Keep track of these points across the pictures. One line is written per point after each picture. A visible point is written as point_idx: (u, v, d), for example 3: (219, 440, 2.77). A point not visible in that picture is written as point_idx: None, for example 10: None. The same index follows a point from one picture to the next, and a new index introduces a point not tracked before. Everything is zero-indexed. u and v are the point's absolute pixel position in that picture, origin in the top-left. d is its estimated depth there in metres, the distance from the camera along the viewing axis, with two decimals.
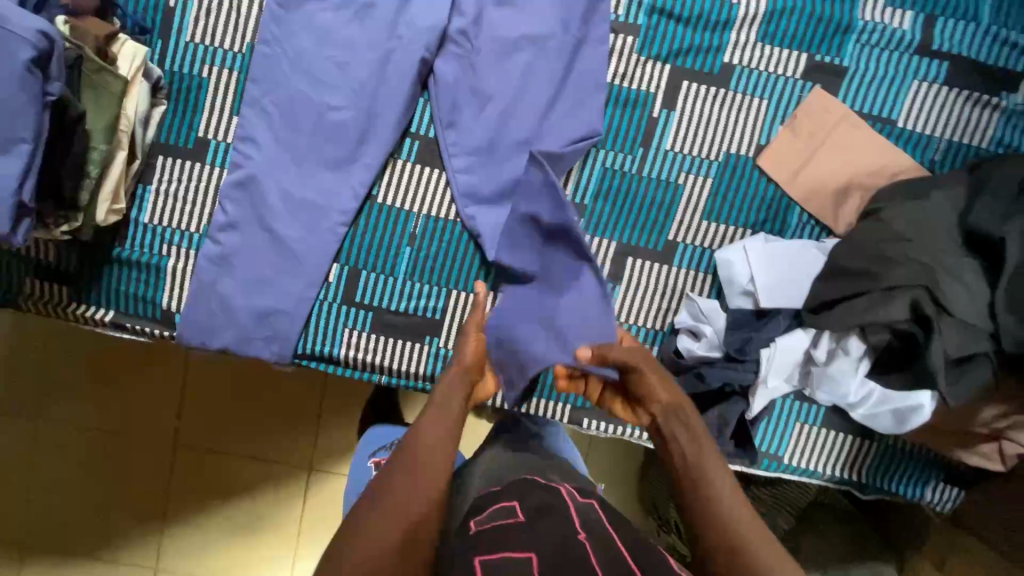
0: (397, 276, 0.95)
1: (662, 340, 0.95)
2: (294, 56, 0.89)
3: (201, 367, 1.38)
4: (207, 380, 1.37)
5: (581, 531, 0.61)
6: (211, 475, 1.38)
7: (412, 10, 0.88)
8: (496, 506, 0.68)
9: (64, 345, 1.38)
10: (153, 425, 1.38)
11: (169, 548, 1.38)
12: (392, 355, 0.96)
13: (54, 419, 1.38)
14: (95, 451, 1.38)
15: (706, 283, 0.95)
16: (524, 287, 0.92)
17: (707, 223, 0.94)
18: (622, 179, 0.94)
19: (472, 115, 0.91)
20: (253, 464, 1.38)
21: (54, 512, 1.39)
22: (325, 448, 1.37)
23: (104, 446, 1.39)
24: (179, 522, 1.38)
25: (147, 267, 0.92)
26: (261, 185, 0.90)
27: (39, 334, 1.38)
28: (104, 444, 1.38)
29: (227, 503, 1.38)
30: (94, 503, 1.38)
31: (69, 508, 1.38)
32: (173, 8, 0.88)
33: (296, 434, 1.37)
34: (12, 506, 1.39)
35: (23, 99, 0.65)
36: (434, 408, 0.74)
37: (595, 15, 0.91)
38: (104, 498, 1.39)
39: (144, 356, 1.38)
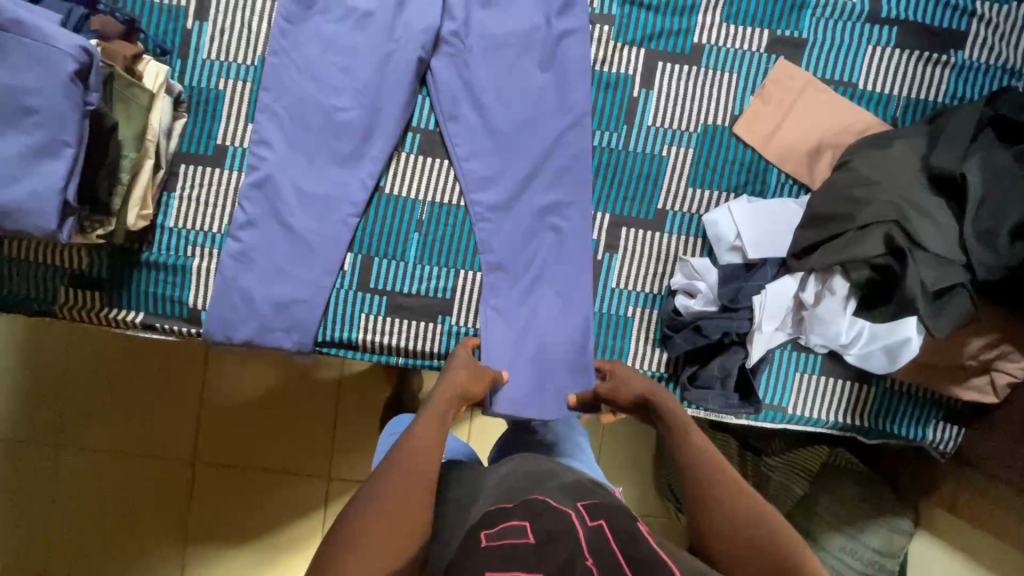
0: (407, 261, 1.01)
1: (661, 303, 1.01)
2: (302, 65, 0.97)
3: (217, 382, 1.41)
4: (225, 394, 1.40)
5: (589, 556, 0.57)
6: (232, 491, 1.40)
7: (407, 15, 0.97)
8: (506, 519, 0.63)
9: (81, 368, 1.40)
10: (172, 445, 1.40)
11: (193, 566, 1.39)
12: (408, 336, 1.01)
13: (74, 444, 1.39)
14: (116, 475, 1.40)
15: (697, 246, 1.02)
16: (523, 262, 1.01)
17: (692, 189, 1.02)
18: (610, 156, 1.02)
19: (469, 107, 1.00)
20: (273, 476, 1.40)
21: (76, 540, 1.39)
22: (344, 454, 1.41)
23: (124, 469, 1.40)
24: (202, 540, 1.40)
25: (174, 268, 0.98)
26: (277, 183, 0.98)
27: (57, 359, 1.40)
28: (124, 467, 1.40)
29: (250, 518, 1.40)
30: (117, 527, 1.39)
31: (92, 534, 1.39)
32: (190, 30, 0.97)
33: (314, 443, 1.41)
34: (35, 536, 1.39)
35: (68, 107, 0.73)
36: (426, 416, 0.76)
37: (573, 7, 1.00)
38: (125, 522, 1.40)
39: (160, 374, 1.40)
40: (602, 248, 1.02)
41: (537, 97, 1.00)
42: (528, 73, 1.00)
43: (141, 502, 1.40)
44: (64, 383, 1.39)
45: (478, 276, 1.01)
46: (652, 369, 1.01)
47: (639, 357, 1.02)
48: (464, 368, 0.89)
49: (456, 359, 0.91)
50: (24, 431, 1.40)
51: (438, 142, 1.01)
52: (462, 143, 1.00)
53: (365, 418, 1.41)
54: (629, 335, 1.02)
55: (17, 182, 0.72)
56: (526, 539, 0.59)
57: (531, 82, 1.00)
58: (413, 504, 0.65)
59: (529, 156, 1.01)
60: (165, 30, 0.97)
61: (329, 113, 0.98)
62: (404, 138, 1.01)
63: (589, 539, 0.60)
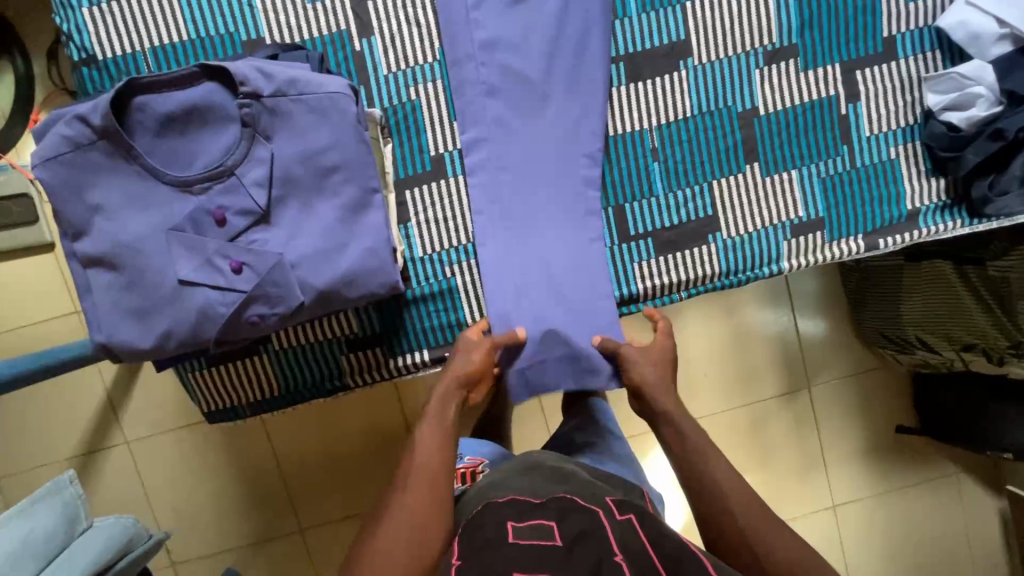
0: (657, 194, 0.96)
1: (919, 133, 0.96)
2: (484, 42, 0.91)
3: (296, 418, 1.66)
4: (301, 428, 1.67)
5: (558, 539, 0.67)
6: (388, 436, 1.67)
7: None
8: (534, 520, 0.70)
9: (268, 439, 1.66)
10: (336, 445, 1.68)
11: None
12: (685, 268, 0.97)
13: (312, 472, 1.68)
14: (314, 466, 1.68)
15: (938, 59, 0.95)
16: (644, 207, 0.96)
17: (914, 3, 0.94)
18: (820, 3, 0.94)
19: (657, 17, 0.93)
20: (379, 425, 1.67)
21: (341, 481, 1.68)
22: (410, 394, 1.66)
23: (306, 461, 1.68)
24: None
25: (441, 294, 0.95)
26: (501, 168, 0.93)
27: (254, 456, 1.67)
28: (305, 460, 1.68)
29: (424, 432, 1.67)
30: (359, 460, 1.68)
31: (356, 473, 1.68)
32: (361, 52, 0.90)
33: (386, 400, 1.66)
34: (341, 505, 1.69)
35: (365, 154, 0.68)
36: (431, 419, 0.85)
37: None
38: (353, 466, 1.68)
39: (271, 435, 1.66)
40: (844, 102, 0.96)
41: (656, 42, 0.94)
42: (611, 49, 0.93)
43: (346, 453, 1.68)
44: (266, 462, 1.67)
45: (748, 171, 0.96)
46: (935, 200, 0.98)
47: (917, 193, 0.98)
48: (450, 393, 0.88)
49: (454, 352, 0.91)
50: (280, 478, 1.68)
51: (643, 61, 0.94)
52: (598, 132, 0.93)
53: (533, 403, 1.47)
54: (900, 177, 0.97)
55: (345, 249, 0.69)
56: (554, 541, 0.67)
57: (639, 50, 0.94)
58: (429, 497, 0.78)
59: (680, 92, 0.95)
60: (335, 61, 0.91)
61: (528, 75, 0.91)
62: (501, 488, 0.81)
63: (618, 536, 0.68)
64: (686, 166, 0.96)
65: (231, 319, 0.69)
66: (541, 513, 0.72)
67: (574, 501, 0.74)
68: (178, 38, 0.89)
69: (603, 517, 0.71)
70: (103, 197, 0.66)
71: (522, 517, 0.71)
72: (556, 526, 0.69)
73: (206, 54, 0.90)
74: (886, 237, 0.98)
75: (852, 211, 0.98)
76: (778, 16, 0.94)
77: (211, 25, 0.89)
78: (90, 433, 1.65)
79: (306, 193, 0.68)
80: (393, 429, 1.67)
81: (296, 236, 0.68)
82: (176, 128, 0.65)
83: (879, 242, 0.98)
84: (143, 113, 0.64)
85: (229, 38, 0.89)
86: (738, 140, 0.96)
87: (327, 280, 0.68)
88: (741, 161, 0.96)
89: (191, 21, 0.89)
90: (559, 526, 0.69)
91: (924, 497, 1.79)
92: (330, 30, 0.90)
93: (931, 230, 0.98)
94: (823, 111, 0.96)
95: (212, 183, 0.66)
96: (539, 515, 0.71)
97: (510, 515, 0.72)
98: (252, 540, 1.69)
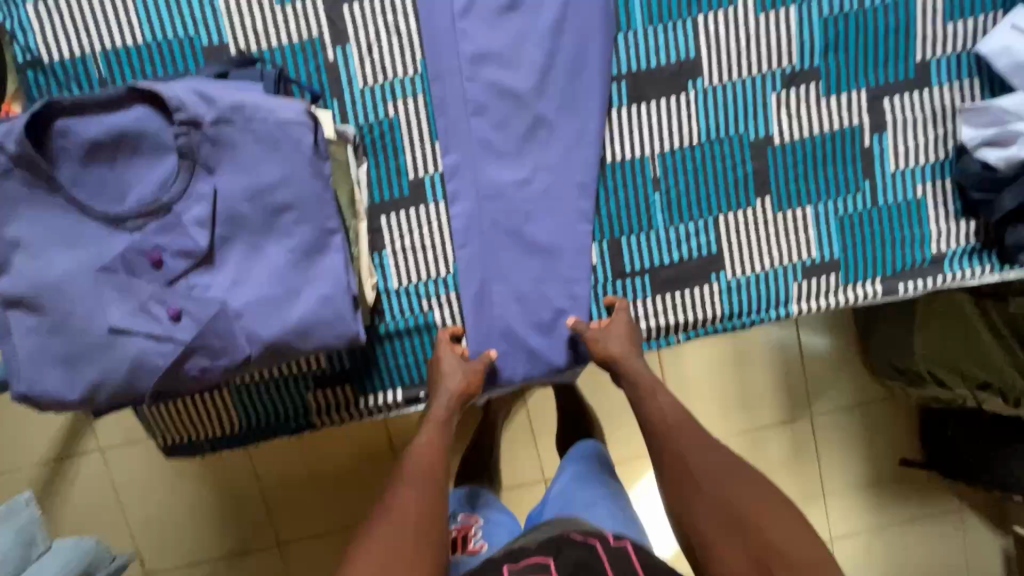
0: (657, 228, 0.88)
1: (950, 169, 0.87)
2: (471, 55, 0.82)
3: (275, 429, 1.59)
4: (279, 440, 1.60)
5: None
6: (371, 450, 1.61)
7: None
8: (530, 558, 0.68)
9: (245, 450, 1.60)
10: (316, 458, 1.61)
11: None
12: (684, 309, 0.89)
13: (291, 485, 1.62)
14: (293, 479, 1.62)
15: (976, 88, 0.86)
16: (643, 242, 0.88)
17: (952, 25, 0.84)
18: (846, 22, 0.84)
19: (664, 33, 0.84)
20: (361, 439, 1.60)
21: (321, 495, 1.62)
22: None
23: (285, 473, 1.62)
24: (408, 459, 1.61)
25: (416, 329, 0.88)
26: (487, 195, 0.84)
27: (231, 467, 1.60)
28: (284, 472, 1.62)
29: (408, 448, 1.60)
30: (340, 474, 1.61)
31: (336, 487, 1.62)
32: (335, 62, 0.82)
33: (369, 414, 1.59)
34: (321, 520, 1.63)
35: (323, 191, 0.60)
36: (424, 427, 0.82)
37: None
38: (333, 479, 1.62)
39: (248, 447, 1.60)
40: (868, 133, 0.87)
41: (663, 59, 0.85)
42: (609, 66, 0.84)
43: (325, 466, 1.61)
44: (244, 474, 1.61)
45: (758, 206, 0.88)
46: (964, 244, 0.89)
47: (944, 236, 0.89)
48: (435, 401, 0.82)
49: (439, 368, 0.83)
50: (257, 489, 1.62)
51: (647, 80, 0.85)
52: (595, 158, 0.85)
53: (523, 427, 1.40)
54: (926, 218, 0.88)
55: (298, 297, 0.61)
56: None
57: (644, 68, 0.85)
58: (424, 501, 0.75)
59: (687, 117, 0.86)
60: (306, 72, 0.82)
61: (521, 91, 0.82)
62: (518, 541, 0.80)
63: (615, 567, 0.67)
64: (690, 198, 0.87)
65: (169, 371, 0.61)
66: (536, 549, 0.70)
67: (572, 535, 0.73)
68: (132, 42, 0.80)
69: (598, 548, 0.70)
70: (23, 231, 0.58)
71: (518, 558, 0.69)
72: (552, 560, 0.68)
73: (163, 59, 0.81)
74: (906, 281, 0.89)
75: (871, 253, 0.89)
76: (800, 34, 0.85)
77: (169, 28, 0.80)
78: (61, 440, 1.59)
79: (254, 233, 0.59)
80: (375, 444, 1.60)
81: (243, 280, 0.60)
82: (105, 156, 0.57)
83: (897, 287, 0.89)
84: (65, 137, 0.56)
85: (188, 43, 0.81)
86: (750, 171, 0.87)
87: (278, 331, 0.60)
88: (751, 194, 0.87)
89: (147, 24, 0.80)
90: (555, 560, 0.68)
91: (926, 533, 1.72)
92: (301, 37, 0.81)
93: (955, 275, 0.89)
94: (844, 142, 0.87)
95: (147, 220, 0.58)
96: (532, 552, 0.69)
97: (505, 556, 0.70)
98: (230, 553, 1.63)
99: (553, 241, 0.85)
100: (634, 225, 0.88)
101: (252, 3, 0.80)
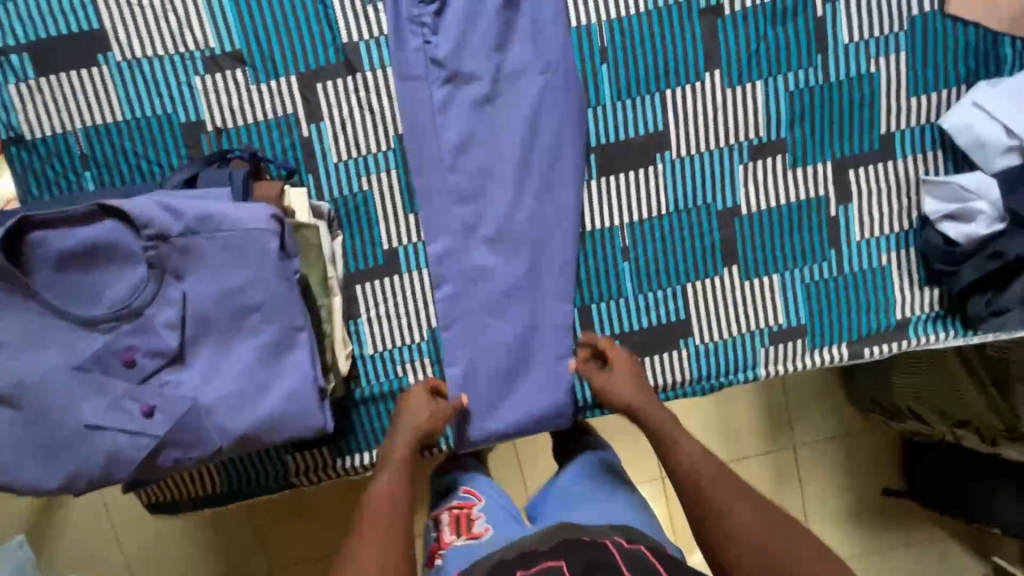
0: (627, 296, 0.90)
1: (915, 239, 0.89)
2: (452, 146, 0.85)
3: None
4: None
5: None
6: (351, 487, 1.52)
7: (533, 45, 0.83)
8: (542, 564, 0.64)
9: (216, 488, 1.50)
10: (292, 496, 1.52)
11: None
12: (654, 374, 0.91)
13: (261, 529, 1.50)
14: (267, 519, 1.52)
15: (940, 160, 0.87)
16: (613, 308, 0.90)
17: (915, 99, 0.86)
18: (813, 95, 0.86)
19: (633, 107, 0.86)
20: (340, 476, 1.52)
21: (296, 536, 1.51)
22: None
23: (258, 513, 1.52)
24: None
25: (392, 393, 0.90)
26: (468, 278, 0.87)
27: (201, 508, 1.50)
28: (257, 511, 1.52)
29: None
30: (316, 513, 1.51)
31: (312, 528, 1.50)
32: (309, 137, 0.83)
33: None
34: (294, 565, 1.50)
35: (290, 292, 0.62)
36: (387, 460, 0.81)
37: None
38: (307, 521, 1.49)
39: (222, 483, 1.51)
40: (834, 203, 0.88)
41: (632, 132, 0.86)
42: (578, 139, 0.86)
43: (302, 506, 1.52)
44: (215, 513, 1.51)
45: (726, 274, 0.90)
46: (928, 311, 0.91)
47: (908, 303, 0.91)
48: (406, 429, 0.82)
49: (412, 407, 0.83)
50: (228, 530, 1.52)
51: (616, 153, 0.87)
52: (565, 230, 0.87)
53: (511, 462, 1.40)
54: (891, 285, 0.90)
55: (268, 392, 0.63)
56: None
57: (613, 141, 0.87)
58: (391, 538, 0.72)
59: (656, 188, 0.88)
60: (281, 147, 0.84)
61: (502, 179, 0.86)
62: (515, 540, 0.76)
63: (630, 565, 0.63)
64: (659, 266, 0.89)
65: (143, 463, 0.63)
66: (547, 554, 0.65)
67: (579, 537, 0.69)
68: (111, 119, 0.82)
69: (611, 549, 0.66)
70: None
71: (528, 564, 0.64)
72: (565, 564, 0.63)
73: (141, 135, 0.83)
74: (871, 346, 0.91)
75: (838, 318, 0.91)
76: (766, 107, 0.86)
77: (148, 105, 0.82)
78: None
79: (224, 333, 0.62)
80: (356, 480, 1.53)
81: (213, 377, 0.62)
82: (78, 263, 0.59)
83: (863, 351, 0.91)
84: (38, 246, 0.58)
85: (166, 120, 0.82)
86: (718, 240, 0.89)
87: (247, 426, 0.63)
88: (719, 262, 0.89)
89: (126, 101, 0.82)
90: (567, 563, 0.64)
91: (908, 562, 1.74)
92: (276, 114, 0.83)
93: (920, 339, 0.91)
94: (811, 212, 0.88)
95: (120, 323, 0.60)
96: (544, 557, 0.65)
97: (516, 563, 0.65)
98: None
99: (524, 310, 0.87)
100: (604, 293, 0.90)
101: (229, 82, 0.82)
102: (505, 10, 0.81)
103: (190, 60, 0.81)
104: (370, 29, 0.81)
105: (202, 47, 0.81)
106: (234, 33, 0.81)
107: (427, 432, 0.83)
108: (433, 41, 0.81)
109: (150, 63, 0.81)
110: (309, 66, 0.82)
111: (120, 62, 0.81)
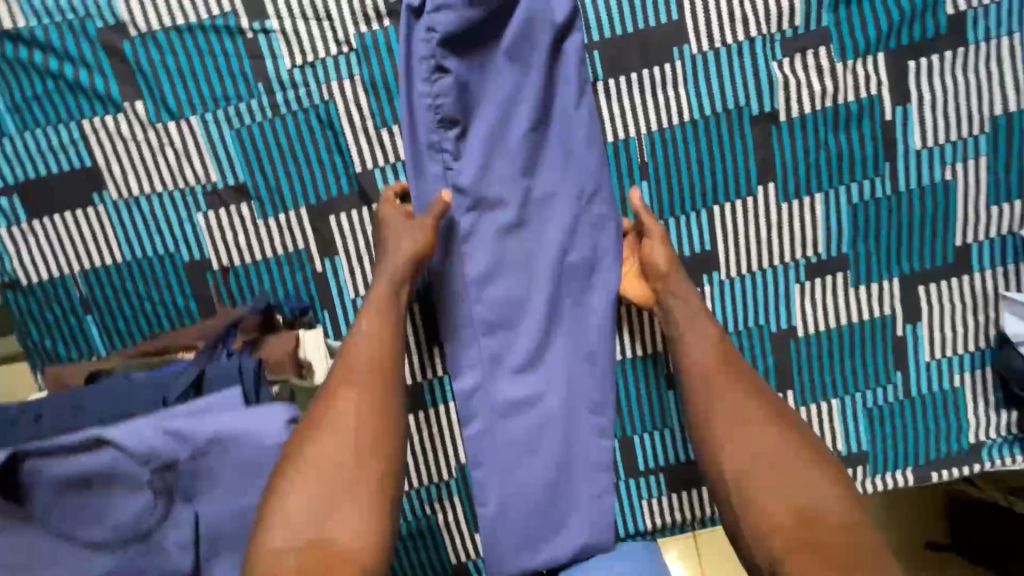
0: (671, 425, 0.83)
1: (992, 358, 0.80)
2: (479, 276, 0.76)
3: None
4: None
5: None
6: None
7: (564, 169, 0.75)
8: None
9: None
10: None
11: None
12: (699, 505, 0.84)
13: None
14: None
15: (1021, 274, 0.78)
16: (655, 438, 0.83)
17: (996, 207, 0.76)
18: (879, 206, 0.77)
19: (676, 226, 0.77)
20: None
21: None
22: None
23: None
24: None
25: (420, 532, 0.85)
26: (500, 415, 0.79)
27: None
28: None
29: None
30: None
31: None
32: (322, 272, 0.76)
33: None
34: None
35: None
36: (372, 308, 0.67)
37: (757, 50, 0.73)
38: None
39: None
40: (901, 322, 0.80)
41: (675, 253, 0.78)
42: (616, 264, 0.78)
43: None
44: None
45: (780, 400, 0.82)
46: (1004, 434, 0.82)
47: (982, 426, 0.82)
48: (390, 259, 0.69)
49: (388, 232, 0.70)
50: None
51: None
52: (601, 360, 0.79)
53: None
54: (963, 408, 0.82)
55: None
56: None
57: None
58: (365, 443, 0.58)
59: None
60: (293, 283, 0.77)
61: (536, 310, 0.77)
62: None
63: None
64: None
65: None
66: None
67: None
68: (110, 261, 0.76)
69: None
70: None
71: None
72: None
73: (144, 278, 0.77)
74: (941, 471, 0.82)
75: (904, 444, 0.83)
76: (827, 221, 0.77)
77: (149, 245, 0.76)
78: None
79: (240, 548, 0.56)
80: None
81: None
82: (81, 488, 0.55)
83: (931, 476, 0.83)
84: (37, 480, 0.55)
85: (169, 260, 0.76)
86: (771, 365, 0.81)
87: None
88: (772, 388, 0.81)
89: (126, 242, 0.76)
90: None
91: None
92: (285, 250, 0.76)
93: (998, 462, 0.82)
94: (875, 332, 0.80)
95: (126, 546, 0.55)
96: None
97: None
98: None
99: (558, 449, 0.79)
100: (643, 423, 0.83)
101: (233, 218, 0.75)
102: (533, 132, 0.74)
103: (191, 195, 0.75)
104: (385, 155, 0.74)
105: (203, 182, 0.74)
106: (237, 165, 0.74)
107: (415, 260, 0.70)
108: (455, 168, 0.73)
109: (148, 200, 0.75)
110: (320, 198, 0.75)
111: (117, 201, 0.74)
